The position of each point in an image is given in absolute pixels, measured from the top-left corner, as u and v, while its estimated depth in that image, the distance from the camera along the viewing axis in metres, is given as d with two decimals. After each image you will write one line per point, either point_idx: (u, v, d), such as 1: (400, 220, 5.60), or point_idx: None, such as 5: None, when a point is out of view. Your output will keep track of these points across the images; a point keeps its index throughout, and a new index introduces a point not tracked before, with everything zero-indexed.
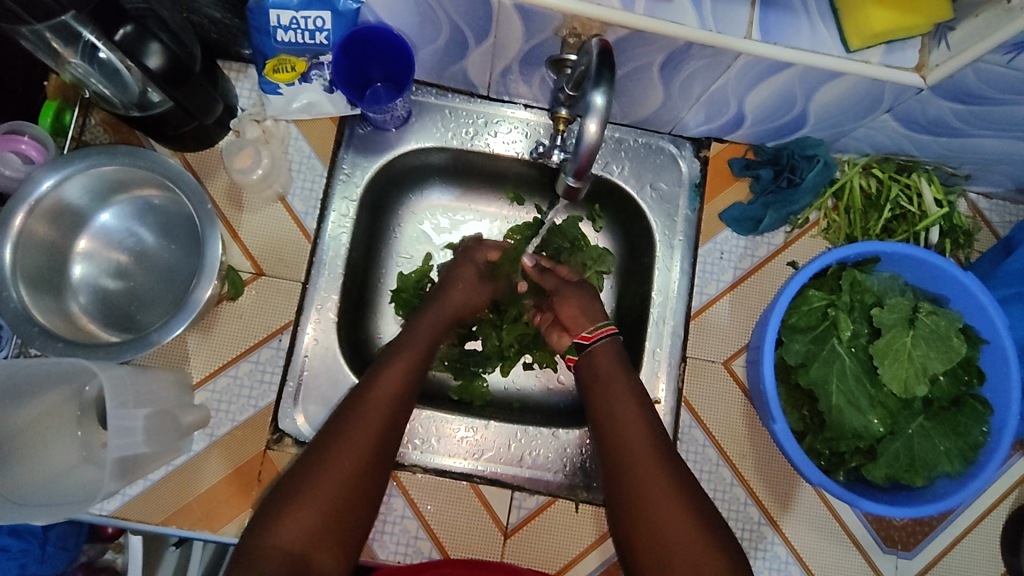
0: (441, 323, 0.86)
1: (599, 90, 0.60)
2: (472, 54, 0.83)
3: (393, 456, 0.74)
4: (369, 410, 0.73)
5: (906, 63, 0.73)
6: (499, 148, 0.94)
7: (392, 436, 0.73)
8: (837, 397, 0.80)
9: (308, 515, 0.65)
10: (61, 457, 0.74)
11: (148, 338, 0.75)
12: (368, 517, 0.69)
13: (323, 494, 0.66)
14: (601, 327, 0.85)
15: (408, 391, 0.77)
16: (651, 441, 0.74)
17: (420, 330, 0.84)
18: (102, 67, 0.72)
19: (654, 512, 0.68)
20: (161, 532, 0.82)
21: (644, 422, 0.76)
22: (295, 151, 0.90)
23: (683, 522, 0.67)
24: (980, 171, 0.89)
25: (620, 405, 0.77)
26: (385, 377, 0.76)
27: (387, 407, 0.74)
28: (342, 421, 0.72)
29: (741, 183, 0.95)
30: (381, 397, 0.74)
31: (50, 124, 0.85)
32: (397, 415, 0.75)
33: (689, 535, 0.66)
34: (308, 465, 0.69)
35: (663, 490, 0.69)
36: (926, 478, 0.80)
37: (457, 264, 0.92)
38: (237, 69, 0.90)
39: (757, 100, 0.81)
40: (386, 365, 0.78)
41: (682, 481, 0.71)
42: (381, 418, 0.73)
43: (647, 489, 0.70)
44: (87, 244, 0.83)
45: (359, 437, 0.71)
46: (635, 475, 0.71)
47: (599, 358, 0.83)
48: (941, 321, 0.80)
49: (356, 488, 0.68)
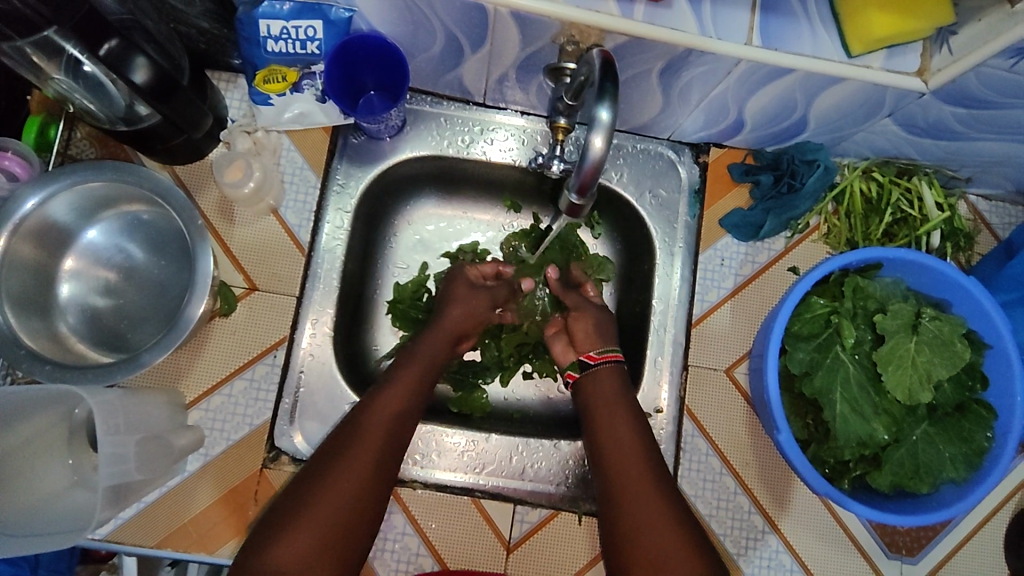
0: (447, 341, 0.85)
1: (603, 104, 0.59)
2: (468, 62, 0.81)
3: (395, 476, 0.72)
4: (370, 431, 0.71)
5: (907, 67, 0.72)
6: (496, 156, 0.92)
7: (393, 458, 0.72)
8: (842, 406, 0.80)
9: (304, 538, 0.63)
10: (49, 483, 0.73)
11: (139, 360, 0.73)
12: (366, 542, 0.68)
13: (320, 517, 0.64)
14: (607, 353, 0.83)
15: (411, 412, 0.75)
16: (646, 468, 0.72)
17: (428, 345, 0.83)
18: (87, 81, 0.71)
19: (647, 536, 0.67)
20: (155, 555, 0.80)
21: (640, 439, 0.75)
22: (287, 163, 0.88)
23: (678, 549, 0.66)
24: (980, 174, 0.89)
25: (617, 429, 0.76)
26: (387, 396, 0.75)
27: (388, 428, 0.73)
28: (344, 441, 0.71)
29: (741, 188, 0.94)
30: (383, 417, 0.73)
31: (34, 139, 0.83)
32: (399, 437, 0.73)
33: (682, 561, 0.65)
34: (307, 486, 0.67)
35: (656, 518, 0.68)
36: (931, 485, 0.79)
37: (452, 281, 0.90)
38: (227, 79, 0.88)
39: (757, 105, 0.80)
40: (389, 384, 0.76)
41: (676, 507, 0.69)
42: (383, 437, 0.72)
43: (638, 505, 0.69)
44: (75, 262, 0.81)
45: (358, 458, 0.69)
46: (627, 500, 0.70)
47: (600, 380, 0.81)
48: (944, 327, 0.79)
49: (353, 512, 0.66)
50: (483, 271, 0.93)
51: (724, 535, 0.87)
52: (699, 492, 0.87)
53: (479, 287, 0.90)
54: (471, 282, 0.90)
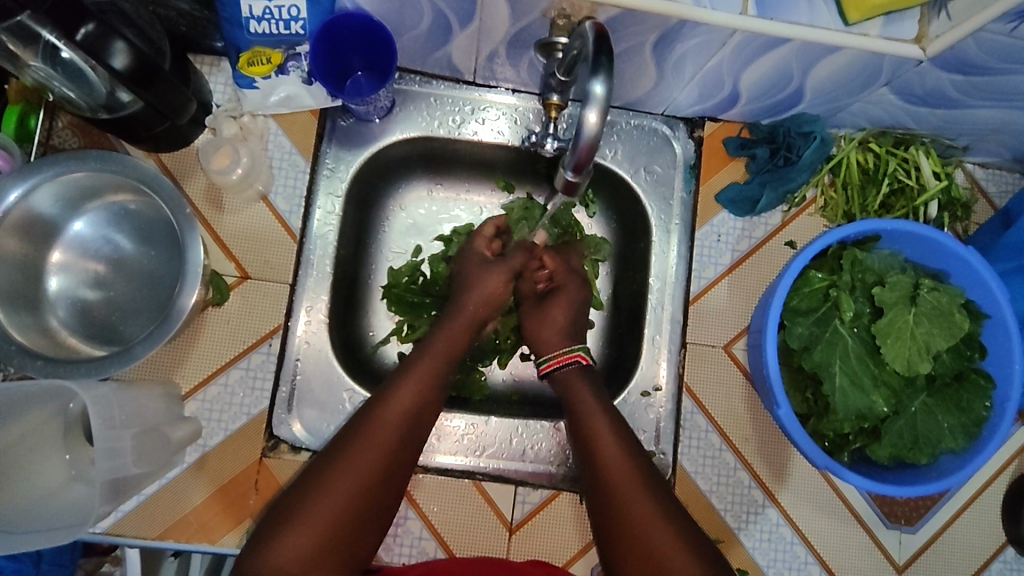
0: (463, 329, 0.81)
1: (598, 78, 0.58)
2: (457, 39, 0.79)
3: (404, 475, 0.69)
4: (374, 430, 0.68)
5: (905, 34, 0.70)
6: (488, 136, 0.91)
7: (403, 456, 0.69)
8: (841, 379, 0.79)
9: (301, 535, 0.61)
10: (49, 477, 0.72)
11: (131, 352, 0.72)
12: (368, 540, 0.65)
13: (319, 516, 0.62)
14: (567, 353, 0.81)
15: (423, 407, 0.72)
16: (632, 463, 0.70)
17: (445, 339, 0.79)
18: (65, 69, 0.69)
19: (639, 533, 0.65)
20: (157, 547, 0.79)
21: (619, 433, 0.73)
22: (275, 148, 0.87)
23: (668, 538, 0.64)
24: (977, 142, 0.88)
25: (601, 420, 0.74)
26: (399, 392, 0.71)
27: (400, 429, 0.69)
28: (346, 441, 0.67)
29: (737, 162, 0.93)
30: (392, 417, 0.69)
31: (14, 131, 0.81)
32: (409, 436, 0.70)
33: (675, 552, 0.63)
34: (307, 482, 0.64)
35: (645, 515, 0.65)
36: (930, 456, 0.79)
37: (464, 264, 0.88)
38: (210, 63, 0.86)
39: (752, 77, 0.79)
40: (399, 378, 0.73)
41: (665, 499, 0.67)
42: (390, 439, 0.68)
43: (627, 501, 0.67)
44: (62, 255, 0.79)
45: (361, 460, 0.65)
46: (621, 497, 0.67)
47: (573, 378, 0.79)
48: (943, 297, 0.79)
49: (355, 509, 0.64)
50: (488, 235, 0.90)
51: (725, 510, 0.87)
52: (699, 469, 0.88)
53: (494, 262, 0.87)
54: (481, 259, 0.88)
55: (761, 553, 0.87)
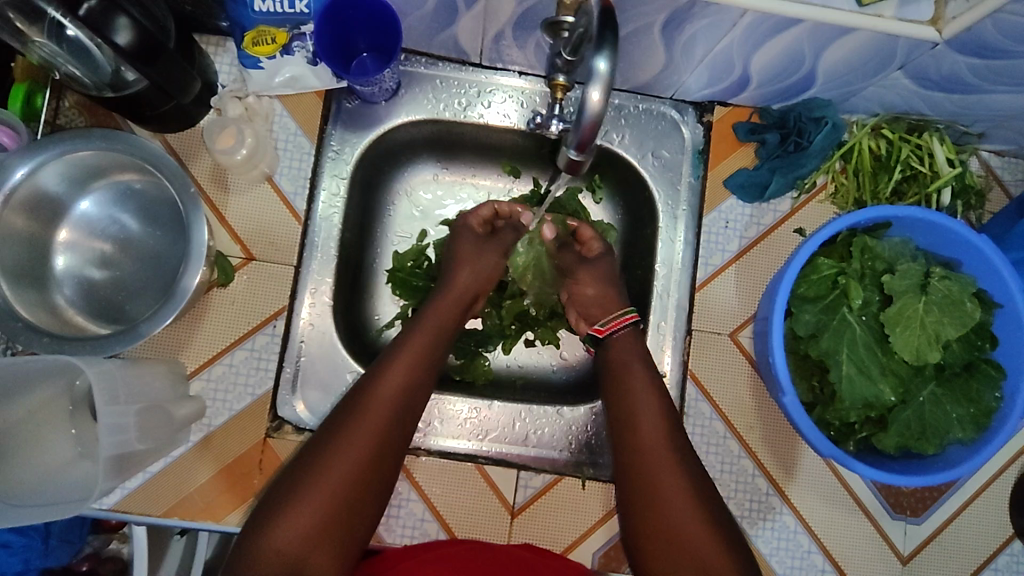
0: (455, 305, 0.82)
1: (602, 55, 0.57)
2: (463, 19, 0.78)
3: (402, 444, 0.70)
4: (373, 399, 0.69)
5: (920, 16, 0.69)
6: (494, 119, 0.90)
7: (398, 433, 0.69)
8: (849, 367, 0.78)
9: (300, 521, 0.61)
10: (54, 453, 0.73)
11: (137, 330, 0.72)
12: (371, 519, 0.66)
13: (317, 501, 0.62)
14: (619, 316, 0.82)
15: (417, 382, 0.72)
16: (665, 441, 0.71)
17: (439, 313, 0.80)
18: (71, 46, 0.71)
19: (663, 508, 0.66)
20: (163, 524, 0.80)
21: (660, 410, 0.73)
22: (280, 129, 0.87)
23: (693, 521, 0.65)
24: (993, 129, 0.86)
25: (634, 406, 0.74)
26: (393, 366, 0.72)
27: (394, 400, 0.69)
28: (346, 414, 0.68)
29: (746, 148, 0.91)
30: (386, 394, 0.69)
31: (20, 108, 0.82)
32: (404, 412, 0.70)
33: (698, 527, 0.65)
34: (304, 467, 0.64)
35: (669, 490, 0.67)
36: (937, 446, 0.78)
37: (457, 237, 0.88)
38: (215, 43, 0.86)
39: (763, 60, 0.78)
40: (394, 356, 0.73)
41: (693, 473, 0.69)
42: (389, 409, 0.69)
43: (654, 474, 0.68)
44: (69, 234, 0.80)
45: (362, 429, 0.66)
46: (644, 475, 0.69)
47: (617, 352, 0.80)
48: (954, 286, 0.78)
49: (352, 492, 0.64)
50: (482, 216, 0.89)
51: (728, 498, 0.86)
52: (703, 456, 0.87)
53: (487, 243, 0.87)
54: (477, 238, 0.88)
55: (764, 542, 0.86)
